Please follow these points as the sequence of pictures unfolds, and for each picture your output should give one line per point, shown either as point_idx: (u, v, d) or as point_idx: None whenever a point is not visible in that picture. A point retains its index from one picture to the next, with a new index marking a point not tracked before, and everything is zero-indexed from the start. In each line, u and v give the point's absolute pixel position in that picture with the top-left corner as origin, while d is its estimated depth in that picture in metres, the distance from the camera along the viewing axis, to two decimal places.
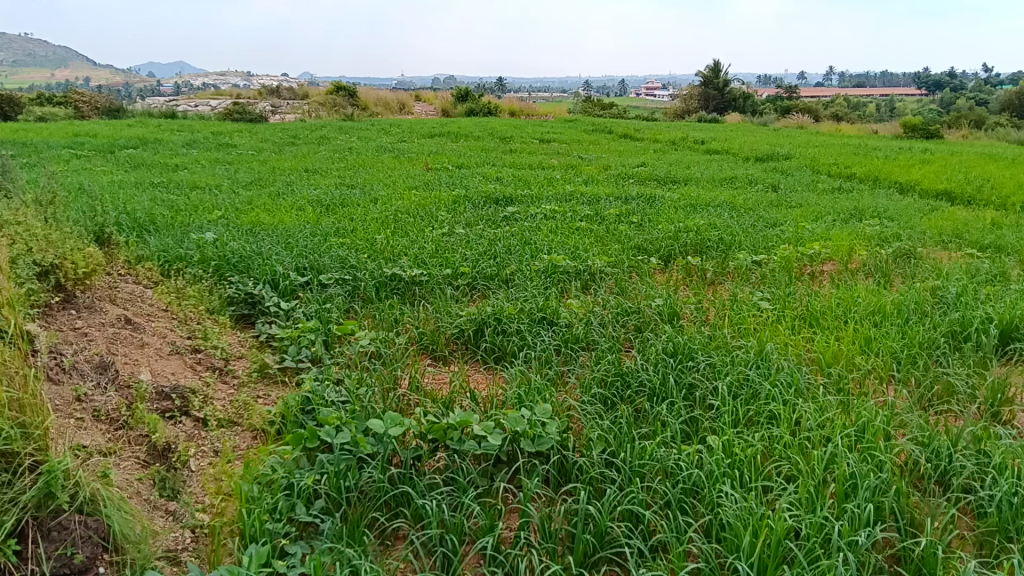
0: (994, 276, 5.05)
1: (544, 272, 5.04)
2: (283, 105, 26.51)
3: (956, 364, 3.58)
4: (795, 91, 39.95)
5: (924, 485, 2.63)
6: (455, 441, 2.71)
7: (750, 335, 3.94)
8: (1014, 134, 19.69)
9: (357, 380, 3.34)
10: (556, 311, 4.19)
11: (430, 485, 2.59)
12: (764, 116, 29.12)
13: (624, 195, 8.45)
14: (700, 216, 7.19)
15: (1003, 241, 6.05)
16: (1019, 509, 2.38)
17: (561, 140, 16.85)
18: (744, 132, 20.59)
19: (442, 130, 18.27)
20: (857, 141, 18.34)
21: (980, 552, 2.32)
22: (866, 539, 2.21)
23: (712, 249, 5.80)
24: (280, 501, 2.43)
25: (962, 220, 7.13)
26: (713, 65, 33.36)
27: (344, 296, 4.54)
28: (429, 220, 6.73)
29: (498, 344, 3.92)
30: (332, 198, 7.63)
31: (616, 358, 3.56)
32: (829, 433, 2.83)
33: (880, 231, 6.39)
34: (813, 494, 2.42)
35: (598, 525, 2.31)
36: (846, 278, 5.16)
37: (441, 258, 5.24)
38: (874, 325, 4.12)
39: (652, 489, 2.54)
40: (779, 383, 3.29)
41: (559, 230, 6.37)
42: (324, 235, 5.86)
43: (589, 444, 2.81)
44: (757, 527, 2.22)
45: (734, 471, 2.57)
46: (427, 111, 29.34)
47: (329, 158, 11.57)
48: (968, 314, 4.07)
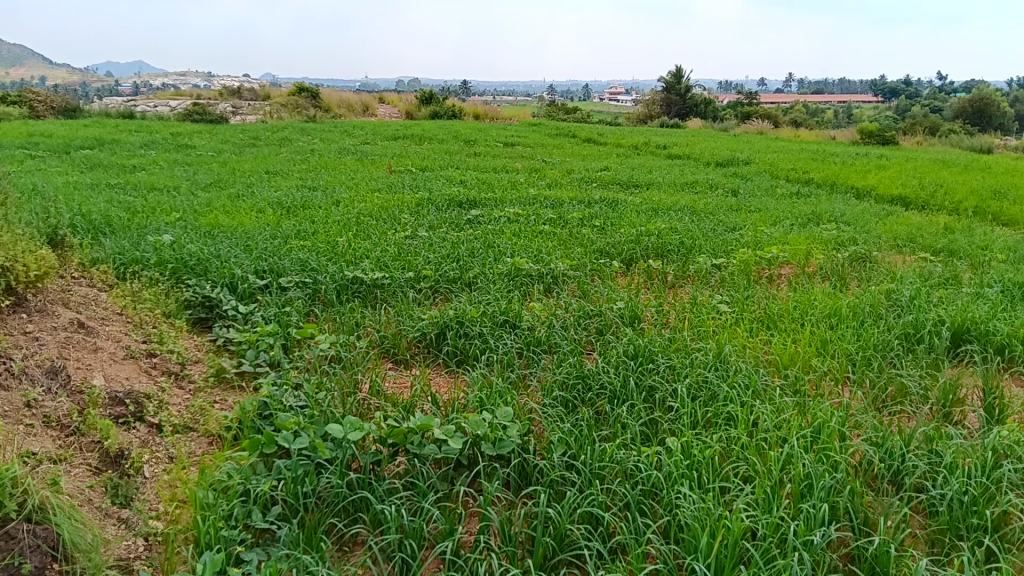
0: (946, 279, 5.16)
1: (506, 275, 5.03)
2: (243, 106, 26.19)
3: (910, 366, 3.65)
4: (755, 96, 40.55)
5: (877, 485, 2.67)
6: (415, 445, 2.69)
7: (709, 337, 3.98)
8: (967, 141, 20.15)
9: (316, 385, 3.30)
10: (518, 315, 4.19)
11: (389, 490, 2.56)
12: (726, 121, 29.49)
13: (587, 199, 8.49)
14: (662, 219, 7.25)
15: (956, 245, 6.19)
16: (970, 507, 2.42)
17: (525, 144, 16.88)
18: (706, 137, 20.83)
19: (405, 133, 18.19)
20: (814, 145, 18.65)
21: (931, 550, 2.36)
22: (821, 539, 2.23)
23: (673, 253, 5.84)
24: (235, 508, 2.39)
25: (916, 224, 7.27)
26: (675, 71, 33.69)
27: (304, 299, 4.49)
28: (392, 222, 6.69)
29: (460, 347, 3.90)
30: (294, 200, 7.56)
31: (578, 360, 3.57)
32: (785, 434, 2.86)
33: (837, 235, 6.49)
34: (770, 494, 2.45)
35: (558, 528, 2.31)
36: (803, 281, 5.24)
37: (403, 261, 5.21)
38: (830, 327, 4.18)
39: (611, 491, 2.55)
40: (737, 385, 3.32)
41: (522, 233, 6.37)
42: (285, 237, 5.80)
43: (549, 446, 2.81)
44: (714, 528, 2.23)
45: (693, 472, 2.58)
46: (391, 113, 29.21)
47: (290, 160, 11.46)
48: (921, 317, 4.15)
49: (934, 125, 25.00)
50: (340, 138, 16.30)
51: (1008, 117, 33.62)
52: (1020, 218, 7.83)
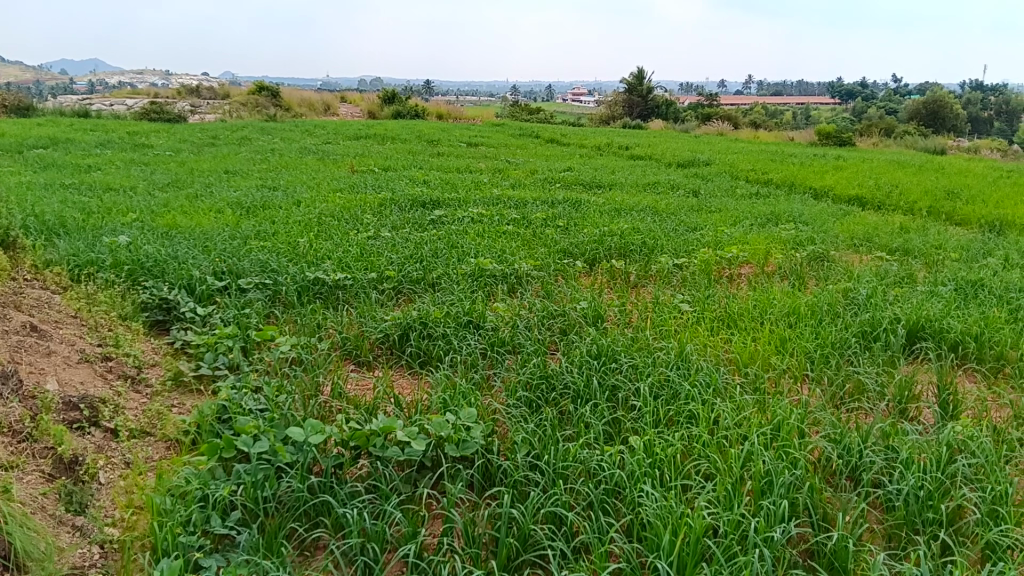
0: (902, 278, 5.26)
1: (470, 276, 5.01)
2: (202, 105, 25.80)
3: (866, 363, 3.71)
4: (714, 99, 41.02)
5: (836, 481, 2.70)
6: (378, 448, 2.66)
7: (671, 336, 4.01)
8: (921, 142, 20.58)
9: (276, 388, 3.26)
10: (482, 316, 4.18)
11: (351, 493, 2.53)
12: (687, 122, 29.75)
13: (551, 199, 8.50)
14: (624, 220, 7.29)
15: (910, 244, 6.30)
16: (925, 501, 2.47)
17: (488, 144, 16.86)
18: (668, 138, 20.98)
19: (367, 132, 18.09)
20: (773, 146, 18.89)
21: (888, 545, 2.40)
22: (781, 535, 2.25)
23: (635, 252, 5.88)
24: (193, 513, 2.35)
25: (873, 224, 7.40)
26: (637, 72, 33.92)
27: (264, 301, 4.43)
28: (354, 223, 6.63)
29: (423, 349, 3.87)
30: (254, 201, 7.46)
31: (541, 360, 3.57)
32: (746, 431, 2.89)
33: (796, 235, 6.59)
34: (731, 491, 2.47)
35: (522, 528, 2.30)
36: (762, 281, 5.30)
37: (366, 261, 5.17)
38: (789, 325, 4.24)
39: (575, 490, 2.55)
40: (698, 383, 3.35)
41: (486, 233, 6.36)
42: (244, 238, 5.72)
43: (513, 447, 2.80)
44: (676, 526, 2.25)
45: (655, 470, 2.60)
46: (353, 112, 29.00)
47: (250, 160, 11.31)
48: (878, 315, 4.22)
49: (889, 126, 25.48)
50: (301, 137, 16.16)
51: (960, 118, 34.44)
52: (972, 217, 8.01)
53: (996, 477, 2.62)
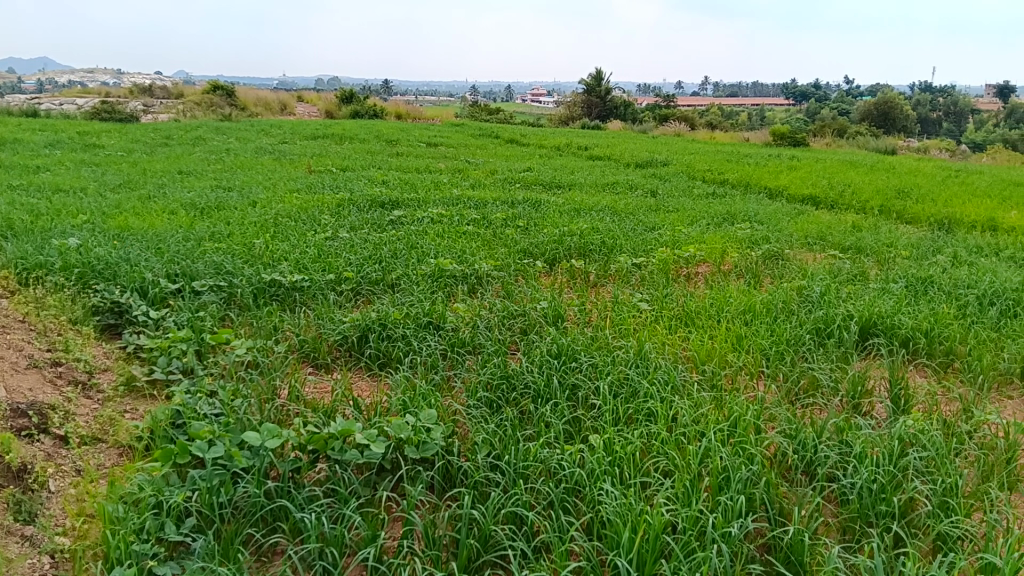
0: (854, 276, 5.36)
1: (430, 276, 4.99)
2: (156, 105, 25.33)
3: (820, 359, 3.77)
4: (672, 100, 41.44)
5: (791, 475, 2.75)
6: (336, 451, 2.63)
7: (630, 335, 4.03)
8: (873, 143, 21.01)
9: (232, 392, 3.20)
10: (442, 316, 4.16)
11: (309, 497, 2.49)
12: (645, 122, 29.99)
13: (510, 200, 8.50)
14: (583, 219, 7.33)
15: (862, 243, 6.42)
16: (878, 494, 2.51)
17: (448, 144, 16.82)
18: (626, 139, 21.12)
19: (324, 132, 17.91)
20: (730, 147, 19.13)
21: (843, 538, 2.44)
22: (738, 530, 2.28)
23: (594, 252, 5.91)
24: (147, 520, 2.30)
25: (826, 223, 7.53)
26: (595, 73, 34.13)
27: (219, 303, 4.36)
28: (312, 223, 6.57)
29: (383, 350, 3.83)
30: (208, 201, 7.34)
31: (502, 360, 3.56)
32: (704, 428, 2.92)
33: (751, 234, 6.68)
34: (689, 487, 2.49)
35: (482, 529, 2.29)
36: (719, 279, 5.36)
37: (324, 262, 5.12)
38: (745, 323, 4.29)
39: (535, 490, 2.55)
40: (657, 381, 3.38)
41: (446, 234, 6.34)
42: (198, 239, 5.63)
43: (474, 448, 2.78)
44: (636, 523, 2.26)
45: (615, 468, 2.61)
46: (311, 112, 28.70)
47: (204, 160, 11.12)
48: (831, 312, 4.29)
49: (841, 128, 25.94)
50: (256, 137, 15.93)
51: (909, 120, 35.26)
52: (922, 216, 8.20)
53: (946, 469, 2.67)
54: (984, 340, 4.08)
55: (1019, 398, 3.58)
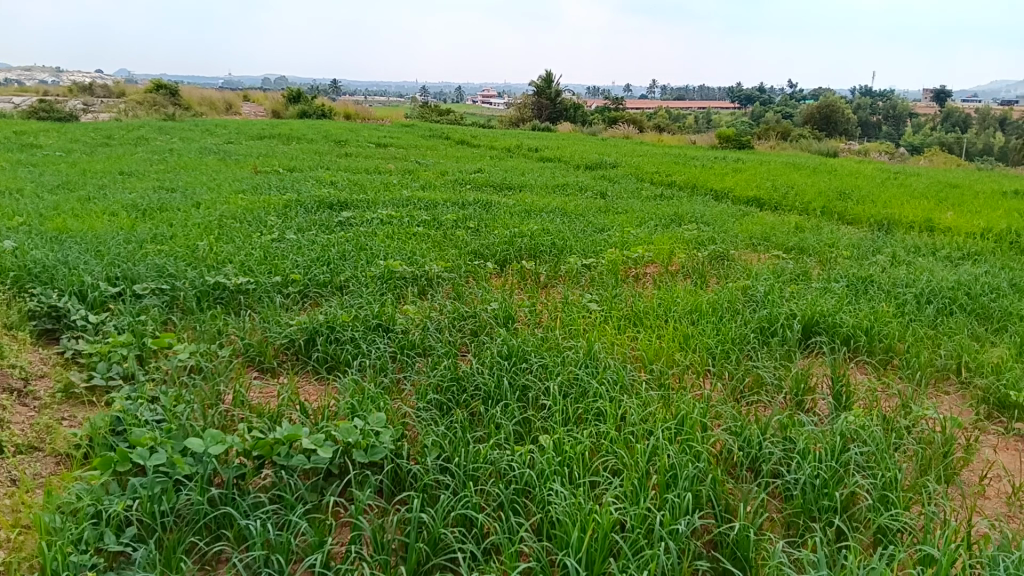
0: (798, 275, 5.47)
1: (379, 278, 4.95)
2: (96, 104, 24.67)
3: (765, 357, 3.84)
4: (620, 103, 41.87)
5: (737, 472, 2.79)
6: (282, 456, 2.58)
7: (579, 335, 4.05)
8: (816, 145, 21.50)
9: (174, 397, 3.13)
10: (391, 318, 4.13)
11: (254, 504, 2.45)
12: (594, 124, 30.21)
13: (460, 201, 8.48)
14: (534, 221, 7.35)
15: (805, 243, 6.56)
16: (821, 489, 2.56)
17: (398, 145, 16.72)
18: (576, 141, 21.26)
19: (272, 132, 17.65)
20: (676, 149, 19.37)
21: (787, 533, 2.48)
22: (685, 527, 2.30)
23: (545, 253, 5.93)
24: (86, 531, 2.23)
25: (770, 224, 7.68)
26: (545, 75, 34.27)
27: (161, 307, 4.26)
28: (258, 225, 6.46)
29: (330, 353, 3.78)
30: (150, 203, 7.18)
31: (451, 362, 3.55)
32: (652, 427, 2.95)
33: (698, 235, 6.77)
34: (637, 486, 2.51)
35: (432, 533, 2.27)
36: (667, 280, 5.42)
37: (270, 265, 5.05)
38: (692, 322, 4.35)
39: (485, 492, 2.54)
40: (606, 381, 3.40)
41: (396, 235, 6.30)
42: (140, 241, 5.50)
43: (423, 450, 2.76)
44: (585, 522, 2.26)
45: (564, 468, 2.62)
46: (258, 112, 28.27)
47: (146, 160, 10.86)
48: (776, 311, 4.37)
49: (786, 130, 26.48)
50: (202, 137, 15.63)
51: (850, 123, 36.15)
52: (862, 217, 8.40)
53: (886, 463, 2.74)
54: (921, 337, 4.19)
55: (954, 393, 3.69)
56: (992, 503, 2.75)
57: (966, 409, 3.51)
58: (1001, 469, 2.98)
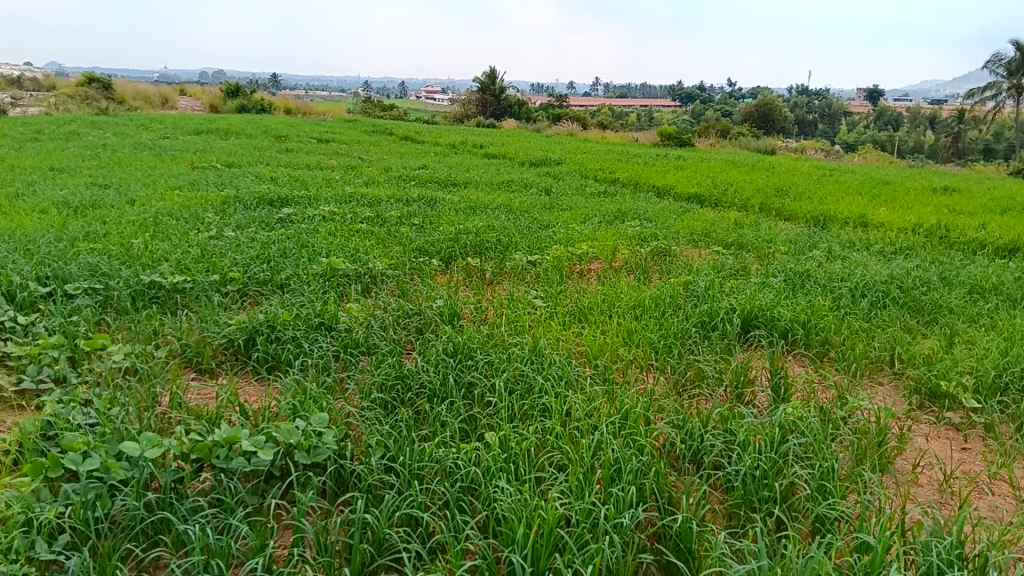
0: (737, 271, 5.56)
1: (321, 275, 4.88)
2: (24, 98, 23.81)
3: (706, 351, 3.90)
4: (563, 100, 42.07)
5: (680, 464, 2.83)
6: (222, 459, 2.52)
7: (524, 332, 4.05)
8: (755, 143, 21.92)
9: (109, 400, 3.04)
10: (334, 316, 4.08)
11: (192, 508, 2.39)
12: (538, 121, 30.30)
13: (404, 197, 8.41)
14: (478, 218, 7.33)
15: (744, 239, 6.68)
16: (761, 480, 2.61)
17: (340, 141, 16.51)
18: (520, 137, 21.29)
19: (209, 127, 17.27)
20: (619, 147, 19.53)
21: (729, 523, 2.52)
22: (629, 521, 2.32)
23: (490, 250, 5.92)
24: (15, 540, 2.14)
25: (710, 220, 7.80)
26: (489, 71, 34.23)
27: (94, 307, 4.13)
28: (195, 222, 6.32)
29: (271, 353, 3.71)
30: (82, 200, 6.95)
31: (396, 360, 3.51)
32: (596, 421, 2.97)
33: (640, 232, 6.84)
34: (583, 480, 2.53)
35: (376, 533, 2.24)
36: (611, 275, 5.47)
37: (207, 263, 4.94)
38: (636, 317, 4.39)
39: (431, 490, 2.52)
40: (551, 376, 3.42)
41: (338, 232, 6.22)
42: (72, 240, 5.33)
43: (367, 450, 2.72)
44: (530, 518, 2.26)
45: (510, 465, 2.62)
46: (195, 107, 27.63)
47: (78, 156, 10.53)
48: (716, 305, 4.44)
49: (725, 129, 26.92)
50: (137, 132, 15.22)
51: (786, 121, 36.97)
52: (799, 213, 8.59)
53: (823, 454, 2.80)
54: (856, 329, 4.31)
55: (889, 383, 3.80)
56: (924, 490, 2.83)
57: (899, 399, 3.62)
58: (932, 458, 3.08)
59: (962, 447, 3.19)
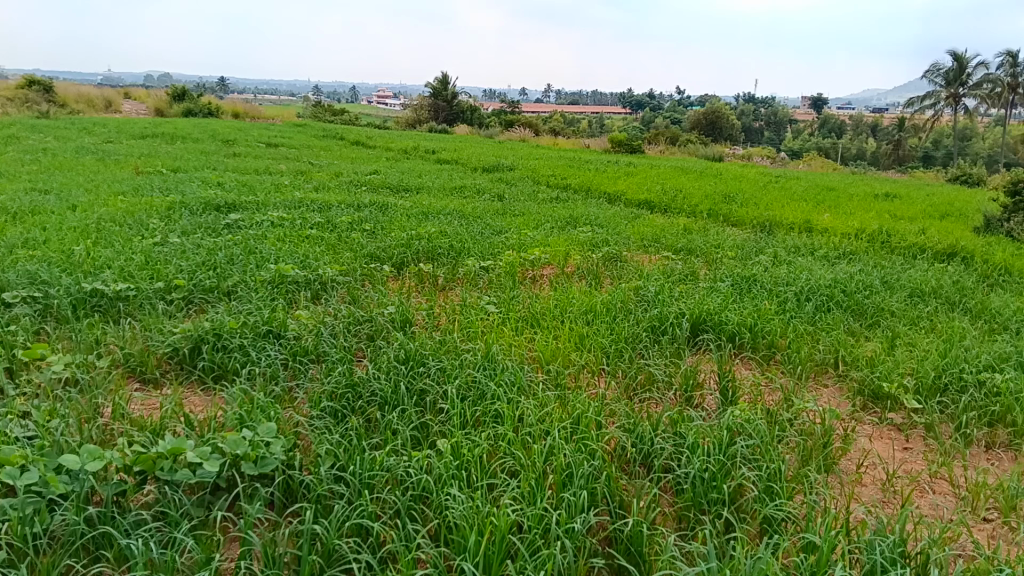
0: (686, 275, 5.64)
1: (270, 282, 4.81)
2: None
3: (656, 355, 3.95)
4: (515, 106, 42.20)
5: (630, 468, 2.85)
6: (166, 471, 2.46)
7: (477, 338, 4.05)
8: (703, 150, 22.27)
9: (48, 412, 2.95)
10: (283, 324, 4.02)
11: (135, 522, 2.33)
12: (491, 127, 30.34)
13: (355, 203, 8.35)
14: (431, 223, 7.32)
15: (693, 244, 6.78)
16: (710, 482, 2.64)
17: (289, 145, 16.34)
18: (473, 143, 21.30)
19: (155, 131, 16.92)
20: (570, 153, 19.67)
21: (679, 526, 2.55)
22: (581, 525, 2.33)
23: (442, 255, 5.91)
24: None
25: (660, 226, 7.90)
26: (441, 77, 34.20)
27: (33, 316, 4.01)
28: (139, 228, 6.18)
29: (217, 362, 3.64)
30: (20, 205, 6.75)
31: (346, 368, 3.48)
32: (548, 427, 2.98)
33: (592, 237, 6.89)
34: (534, 486, 2.53)
35: (326, 544, 2.21)
36: (562, 281, 5.50)
37: (152, 270, 4.84)
38: (587, 322, 4.42)
39: (381, 500, 2.49)
40: (504, 382, 3.42)
41: (288, 238, 6.14)
42: (9, 247, 5.16)
43: (317, 460, 2.69)
44: (482, 526, 2.25)
45: (462, 472, 2.61)
46: (139, 110, 27.06)
47: (16, 160, 10.23)
48: (665, 310, 4.49)
49: (674, 135, 27.30)
50: (79, 136, 14.85)
51: (734, 128, 37.62)
52: (746, 218, 8.74)
53: (770, 455, 2.85)
54: (801, 333, 4.40)
55: (833, 385, 3.88)
56: (868, 490, 2.90)
57: (843, 401, 3.70)
58: (875, 458, 3.15)
59: (904, 447, 3.27)
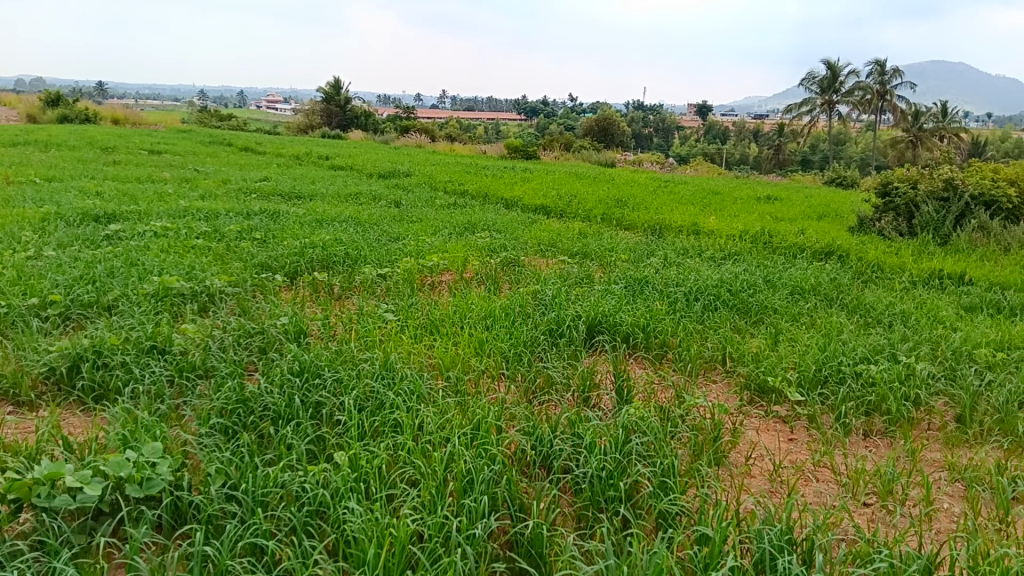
0: (581, 278, 5.75)
1: (154, 296, 4.62)
2: None
3: (554, 358, 4.00)
4: (409, 111, 41.95)
5: (530, 471, 2.89)
6: (43, 497, 2.33)
7: (375, 346, 4.00)
8: (597, 156, 22.75)
9: None
10: (168, 339, 3.87)
11: (10, 554, 2.19)
12: (386, 133, 30.04)
13: (245, 211, 8.12)
14: (326, 231, 7.19)
15: (587, 248, 6.92)
16: (607, 481, 2.70)
17: (174, 151, 15.76)
18: (368, 149, 21.07)
19: (26, 138, 16.02)
20: (467, 159, 19.71)
21: (578, 525, 2.59)
22: (482, 531, 2.34)
23: (338, 264, 5.81)
24: None
25: (556, 230, 8.02)
26: (334, 83, 33.71)
27: None
28: (10, 241, 5.84)
29: (98, 381, 3.46)
30: None
31: (237, 383, 3.37)
32: (448, 434, 2.97)
33: (489, 242, 6.93)
34: (434, 495, 2.52)
35: (218, 565, 2.14)
36: (461, 287, 5.51)
37: (24, 285, 4.57)
38: (485, 327, 4.44)
39: (276, 517, 2.43)
40: (403, 391, 3.39)
41: (173, 249, 5.92)
42: None
43: (206, 479, 2.60)
44: (382, 538, 2.23)
45: (360, 484, 2.57)
46: (8, 117, 25.52)
47: None
48: (562, 313, 4.56)
49: (569, 141, 27.78)
50: None
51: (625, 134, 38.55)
52: (638, 222, 8.98)
53: (663, 451, 2.94)
54: (691, 331, 4.54)
55: (722, 381, 4.03)
56: (757, 480, 3.02)
57: (731, 396, 3.84)
58: (762, 449, 3.29)
59: (789, 438, 3.43)
